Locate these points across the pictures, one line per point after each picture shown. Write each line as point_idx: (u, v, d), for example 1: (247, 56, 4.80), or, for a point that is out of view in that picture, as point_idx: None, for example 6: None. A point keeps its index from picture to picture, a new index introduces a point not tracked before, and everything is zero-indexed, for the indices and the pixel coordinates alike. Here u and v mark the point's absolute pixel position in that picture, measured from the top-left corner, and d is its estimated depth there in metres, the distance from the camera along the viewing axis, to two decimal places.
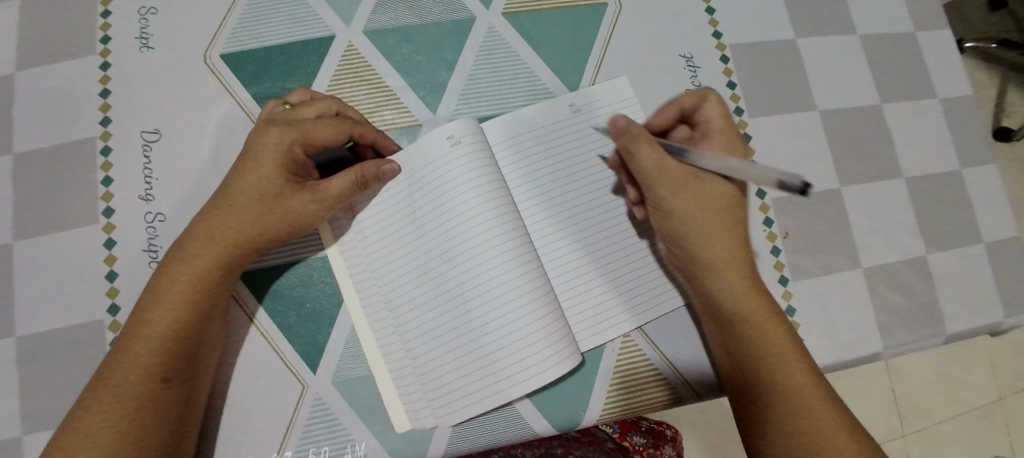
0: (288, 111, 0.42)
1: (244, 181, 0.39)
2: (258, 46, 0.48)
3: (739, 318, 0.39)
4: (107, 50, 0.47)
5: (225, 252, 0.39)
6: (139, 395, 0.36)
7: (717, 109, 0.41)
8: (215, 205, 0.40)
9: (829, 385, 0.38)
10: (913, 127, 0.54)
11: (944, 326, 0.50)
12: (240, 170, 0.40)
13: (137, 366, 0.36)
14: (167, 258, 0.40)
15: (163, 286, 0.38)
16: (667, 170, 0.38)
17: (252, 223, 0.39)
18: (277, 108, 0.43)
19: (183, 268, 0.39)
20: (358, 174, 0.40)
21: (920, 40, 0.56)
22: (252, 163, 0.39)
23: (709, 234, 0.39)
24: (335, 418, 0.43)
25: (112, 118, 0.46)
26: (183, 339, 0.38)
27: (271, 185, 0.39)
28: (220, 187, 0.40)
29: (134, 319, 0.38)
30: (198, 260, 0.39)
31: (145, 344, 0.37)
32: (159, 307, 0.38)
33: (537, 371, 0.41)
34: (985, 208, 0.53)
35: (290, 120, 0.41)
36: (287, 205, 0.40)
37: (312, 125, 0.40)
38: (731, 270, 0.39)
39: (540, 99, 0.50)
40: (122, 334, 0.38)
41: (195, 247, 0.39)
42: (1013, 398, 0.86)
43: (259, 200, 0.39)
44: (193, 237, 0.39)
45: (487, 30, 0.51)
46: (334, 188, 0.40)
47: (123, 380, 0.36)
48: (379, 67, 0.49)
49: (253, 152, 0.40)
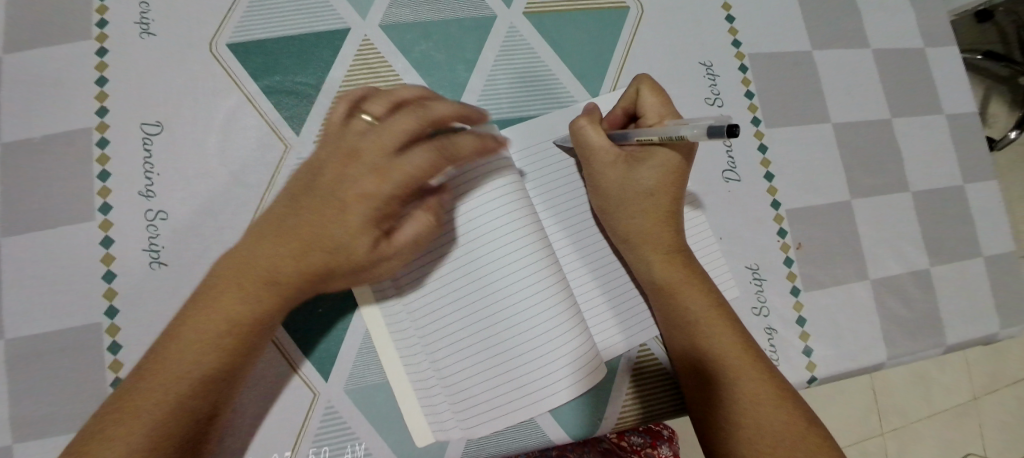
0: (374, 138, 0.34)
1: (310, 220, 0.34)
2: (267, 37, 0.46)
3: (657, 290, 0.42)
4: (104, 35, 0.44)
5: (283, 296, 0.35)
6: (161, 432, 0.32)
7: (655, 97, 0.42)
8: (280, 247, 0.34)
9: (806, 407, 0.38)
10: (919, 141, 0.55)
11: (945, 337, 0.51)
12: (315, 209, 0.34)
13: (162, 408, 0.32)
14: (207, 292, 0.34)
15: (195, 324, 0.33)
16: (593, 151, 0.42)
17: (324, 273, 0.35)
18: (354, 121, 0.36)
19: (224, 308, 0.33)
20: (436, 215, 0.38)
21: (929, 55, 0.57)
22: (333, 210, 0.34)
23: (630, 210, 0.42)
24: (346, 424, 0.42)
25: (110, 108, 0.44)
26: (218, 381, 0.34)
27: (344, 231, 0.34)
28: (284, 222, 0.35)
29: (157, 350, 0.33)
30: (254, 307, 0.34)
31: (172, 388, 0.32)
32: (201, 354, 0.33)
33: (561, 386, 0.40)
34: (983, 221, 0.54)
35: (379, 156, 0.34)
36: (355, 252, 0.35)
37: (397, 158, 0.34)
38: (652, 246, 0.42)
39: (561, 103, 0.49)
40: (142, 363, 0.33)
41: (240, 285, 0.34)
42: (986, 398, 0.90)
43: (337, 254, 0.34)
44: (236, 272, 0.34)
45: (507, 29, 0.49)
46: (405, 237, 0.37)
47: (142, 411, 0.32)
48: (396, 64, 0.47)
49: (336, 195, 0.34)
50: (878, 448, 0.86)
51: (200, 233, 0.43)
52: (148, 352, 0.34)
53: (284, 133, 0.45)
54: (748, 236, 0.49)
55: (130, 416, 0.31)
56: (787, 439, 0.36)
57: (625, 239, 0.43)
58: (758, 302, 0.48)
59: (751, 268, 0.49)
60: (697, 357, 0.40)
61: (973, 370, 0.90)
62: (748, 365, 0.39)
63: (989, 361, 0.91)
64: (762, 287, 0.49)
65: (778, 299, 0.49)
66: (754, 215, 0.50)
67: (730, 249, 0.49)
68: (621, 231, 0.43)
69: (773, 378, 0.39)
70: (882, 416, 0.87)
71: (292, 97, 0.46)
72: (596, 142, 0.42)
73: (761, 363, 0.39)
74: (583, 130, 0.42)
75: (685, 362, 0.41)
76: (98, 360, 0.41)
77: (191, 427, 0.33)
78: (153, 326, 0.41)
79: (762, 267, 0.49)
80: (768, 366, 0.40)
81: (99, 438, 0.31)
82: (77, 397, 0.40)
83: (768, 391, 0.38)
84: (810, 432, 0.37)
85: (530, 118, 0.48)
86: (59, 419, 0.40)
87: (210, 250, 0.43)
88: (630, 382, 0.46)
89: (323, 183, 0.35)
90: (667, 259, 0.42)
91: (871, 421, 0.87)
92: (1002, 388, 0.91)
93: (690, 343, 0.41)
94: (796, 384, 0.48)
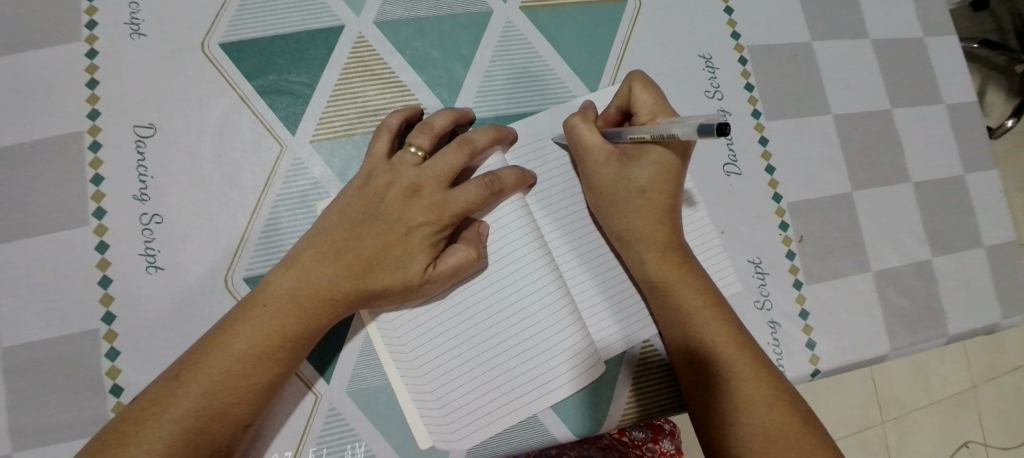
0: (431, 172, 0.39)
1: (365, 239, 0.37)
2: (260, 36, 0.45)
3: (654, 288, 0.42)
4: (93, 37, 0.43)
5: (343, 310, 0.38)
6: (201, 431, 0.32)
7: (648, 94, 0.41)
8: (346, 265, 0.37)
9: (805, 407, 0.38)
10: (919, 131, 0.55)
11: (947, 328, 0.51)
12: (377, 232, 0.38)
13: (209, 407, 0.33)
14: (268, 300, 0.36)
15: (235, 331, 0.35)
16: (586, 149, 0.42)
17: (380, 291, 0.37)
18: (404, 153, 0.40)
19: (262, 318, 0.36)
20: (476, 249, 0.39)
21: (928, 45, 0.56)
22: (394, 236, 0.37)
23: (625, 208, 0.42)
24: (349, 426, 0.42)
25: (101, 111, 0.43)
26: (247, 387, 0.34)
27: (401, 253, 0.37)
28: (346, 240, 0.37)
29: (192, 356, 0.35)
30: (319, 320, 0.37)
31: (201, 389, 0.33)
32: (259, 362, 0.35)
33: (566, 378, 0.41)
34: (984, 212, 0.54)
35: (437, 189, 0.38)
36: (402, 267, 0.37)
37: (447, 195, 0.38)
38: (648, 244, 0.42)
39: (559, 98, 0.49)
40: (174, 368, 0.35)
41: (282, 297, 0.36)
42: (985, 387, 0.90)
43: (393, 274, 0.37)
44: (280, 285, 0.37)
45: (504, 24, 0.49)
46: (450, 263, 0.38)
47: (166, 418, 0.32)
48: (392, 62, 0.47)
49: (399, 220, 0.38)
50: (877, 439, 0.87)
51: (196, 236, 0.42)
52: (190, 353, 0.35)
53: (279, 133, 0.45)
54: (750, 230, 0.49)
55: (173, 409, 0.32)
56: (786, 434, 0.35)
57: (622, 237, 0.43)
58: (761, 296, 0.48)
59: (753, 262, 0.49)
60: (695, 354, 0.40)
61: (971, 359, 0.91)
62: (746, 365, 0.39)
63: (988, 351, 0.91)
64: (764, 280, 0.49)
65: (780, 294, 0.49)
66: (755, 209, 0.50)
67: (732, 244, 0.49)
68: (617, 229, 0.43)
69: (774, 378, 0.38)
70: (883, 407, 0.87)
71: (287, 96, 0.45)
72: (589, 141, 0.41)
73: (761, 363, 0.39)
74: (577, 128, 0.42)
75: (683, 359, 0.41)
76: (95, 367, 0.40)
77: (218, 437, 0.33)
78: (150, 332, 0.41)
79: (764, 261, 0.49)
80: (768, 364, 0.39)
81: (127, 437, 0.31)
82: (75, 406, 0.40)
83: (768, 391, 0.37)
84: (814, 432, 0.36)
85: (529, 115, 0.48)
86: (56, 428, 0.39)
87: (206, 253, 0.42)
88: (633, 378, 0.46)
89: (385, 208, 0.38)
90: (662, 258, 0.42)
91: (871, 412, 0.87)
92: (1001, 377, 0.91)
93: (686, 340, 0.41)
94: (800, 378, 0.47)
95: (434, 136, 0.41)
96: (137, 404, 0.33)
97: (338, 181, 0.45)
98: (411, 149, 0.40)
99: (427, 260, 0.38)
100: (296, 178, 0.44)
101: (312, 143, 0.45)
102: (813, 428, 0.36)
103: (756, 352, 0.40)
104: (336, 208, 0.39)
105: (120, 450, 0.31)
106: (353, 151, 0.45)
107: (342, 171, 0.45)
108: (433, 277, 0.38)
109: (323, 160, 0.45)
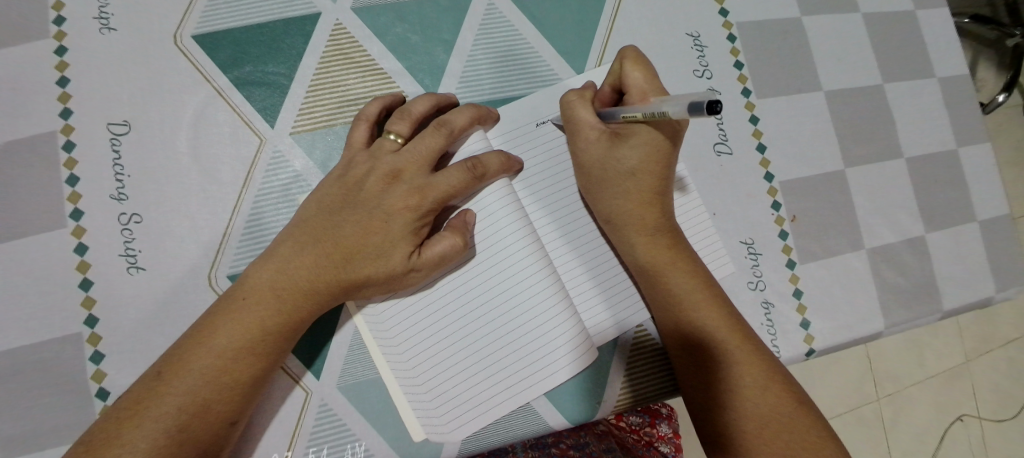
0: (409, 157, 0.38)
1: (347, 229, 0.36)
2: (234, 25, 0.44)
3: (643, 272, 0.42)
4: (61, 33, 0.42)
5: (328, 301, 0.37)
6: (186, 428, 0.32)
7: (639, 71, 0.39)
8: (327, 256, 0.36)
9: (796, 386, 0.37)
10: (911, 105, 0.54)
11: (941, 303, 0.51)
12: (358, 220, 0.37)
13: (193, 404, 0.32)
14: (250, 294, 0.35)
15: (215, 329, 0.34)
16: (579, 127, 0.41)
17: (365, 281, 0.37)
18: (384, 140, 0.39)
19: (244, 313, 0.35)
20: (463, 236, 0.38)
21: (920, 18, 0.55)
22: (376, 224, 0.37)
23: (614, 190, 0.41)
24: (341, 421, 0.41)
25: (74, 110, 0.42)
26: (231, 381, 0.34)
27: (382, 240, 0.36)
28: (327, 230, 0.37)
29: (174, 353, 0.34)
30: (303, 313, 0.36)
31: (185, 385, 0.32)
32: (243, 356, 0.34)
33: (560, 366, 0.40)
34: (977, 185, 0.54)
35: (418, 174, 0.38)
36: (384, 255, 0.36)
37: (428, 180, 0.37)
38: (636, 227, 0.41)
39: (543, 82, 0.48)
40: (158, 364, 0.34)
41: (262, 293, 0.35)
42: (978, 360, 0.91)
43: (375, 264, 0.36)
44: (260, 280, 0.36)
45: (487, 7, 0.47)
46: (434, 250, 0.37)
47: (151, 415, 0.31)
48: (372, 49, 0.46)
49: (381, 207, 0.37)
50: (872, 414, 0.87)
51: (177, 235, 0.41)
52: (175, 348, 0.34)
53: (258, 126, 0.43)
54: (742, 210, 0.48)
55: (157, 407, 0.32)
56: (780, 414, 0.35)
57: (611, 220, 0.42)
58: (755, 276, 0.48)
59: (746, 243, 0.48)
60: (687, 338, 0.40)
61: (964, 333, 0.91)
62: (737, 346, 0.38)
63: (981, 324, 0.92)
64: (758, 262, 0.48)
65: (773, 273, 0.48)
66: (746, 189, 0.49)
67: (724, 226, 0.48)
68: (606, 211, 0.42)
69: (764, 359, 0.38)
70: (878, 383, 0.88)
71: (264, 87, 0.44)
72: (583, 119, 0.41)
73: (751, 346, 0.38)
74: (572, 105, 0.41)
75: (676, 342, 0.41)
76: (80, 371, 0.39)
77: (201, 434, 0.33)
78: (134, 334, 0.40)
79: (756, 241, 0.48)
80: (759, 346, 0.39)
81: (112, 438, 0.31)
82: (59, 410, 0.39)
83: (760, 370, 0.37)
84: (803, 408, 0.36)
85: (514, 100, 0.47)
86: (41, 434, 0.39)
87: (188, 251, 0.41)
88: (627, 363, 0.45)
89: (367, 196, 0.37)
90: (651, 241, 0.41)
91: (866, 388, 0.87)
92: (994, 350, 0.91)
93: (678, 327, 0.40)
94: (794, 357, 0.47)
95: (412, 119, 0.40)
96: (121, 404, 0.32)
97: (320, 173, 0.44)
98: (390, 136, 0.39)
99: (411, 249, 0.37)
100: (277, 171, 0.43)
101: (293, 135, 0.44)
102: (803, 407, 0.36)
103: (745, 334, 0.39)
104: (315, 199, 0.38)
105: (105, 452, 0.30)
106: (335, 142, 0.44)
107: (324, 162, 0.44)
108: (416, 265, 0.37)
109: (304, 152, 0.44)
